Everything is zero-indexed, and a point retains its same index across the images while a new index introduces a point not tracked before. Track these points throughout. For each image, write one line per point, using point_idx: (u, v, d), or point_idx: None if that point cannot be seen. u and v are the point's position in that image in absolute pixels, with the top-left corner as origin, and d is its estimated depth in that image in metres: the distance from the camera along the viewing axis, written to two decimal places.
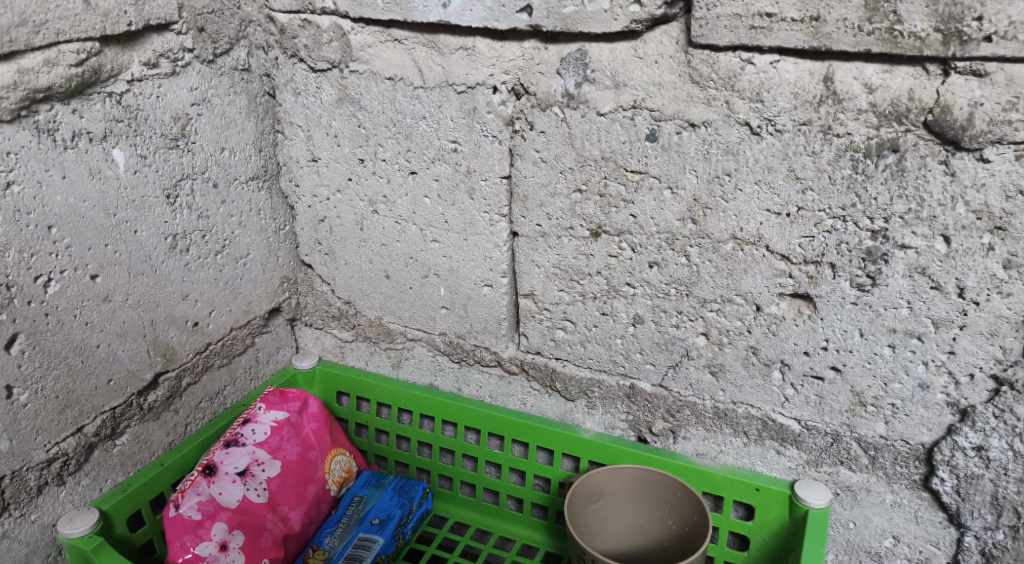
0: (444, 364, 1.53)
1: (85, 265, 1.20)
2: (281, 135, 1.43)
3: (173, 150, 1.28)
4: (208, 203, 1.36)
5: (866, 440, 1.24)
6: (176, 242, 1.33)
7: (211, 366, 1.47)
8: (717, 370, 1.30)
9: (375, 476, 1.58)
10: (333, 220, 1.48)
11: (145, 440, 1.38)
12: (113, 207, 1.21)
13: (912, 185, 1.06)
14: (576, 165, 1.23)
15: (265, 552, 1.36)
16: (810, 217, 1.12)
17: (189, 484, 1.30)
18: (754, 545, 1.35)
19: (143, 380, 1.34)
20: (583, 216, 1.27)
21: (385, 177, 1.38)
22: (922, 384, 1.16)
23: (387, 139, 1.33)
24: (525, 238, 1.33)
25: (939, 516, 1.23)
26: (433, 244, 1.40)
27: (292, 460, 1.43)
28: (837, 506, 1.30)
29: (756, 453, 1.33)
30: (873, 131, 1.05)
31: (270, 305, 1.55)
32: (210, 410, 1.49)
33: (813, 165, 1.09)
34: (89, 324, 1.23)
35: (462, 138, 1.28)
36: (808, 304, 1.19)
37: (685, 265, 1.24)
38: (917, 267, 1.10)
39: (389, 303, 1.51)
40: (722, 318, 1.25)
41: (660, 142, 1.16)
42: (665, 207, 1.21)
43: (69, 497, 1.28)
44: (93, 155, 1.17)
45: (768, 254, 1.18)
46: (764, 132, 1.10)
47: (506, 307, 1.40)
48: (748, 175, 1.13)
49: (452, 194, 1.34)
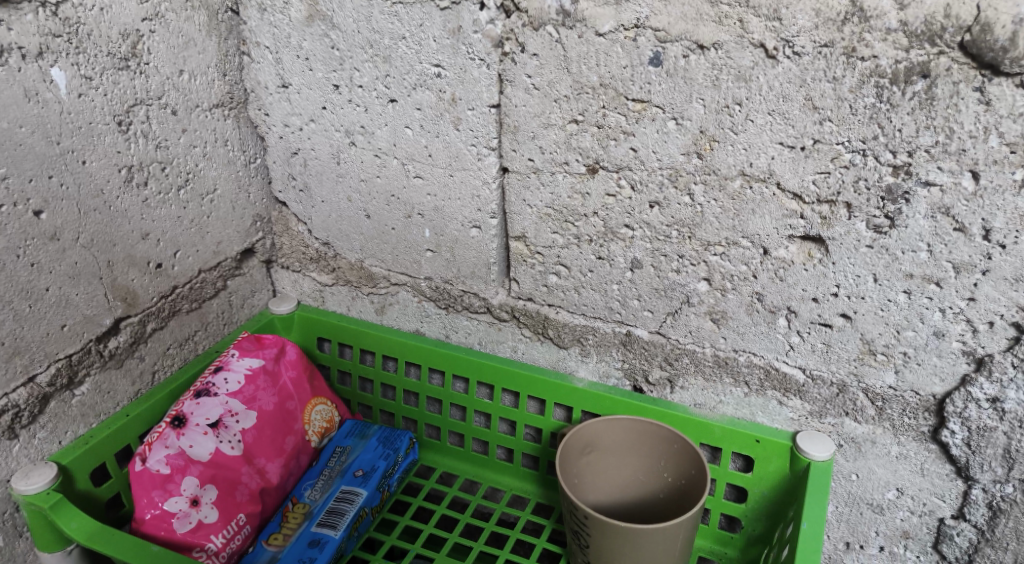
0: (431, 311, 1.44)
1: (27, 199, 1.10)
2: (248, 58, 1.32)
3: (123, 72, 1.17)
4: (166, 131, 1.25)
5: (874, 390, 1.17)
6: (133, 176, 1.23)
7: (180, 311, 1.37)
8: (718, 318, 1.22)
9: (359, 425, 1.49)
10: (307, 152, 1.37)
11: (107, 390, 1.28)
12: (55, 134, 1.11)
13: (941, 115, 0.97)
14: (572, 93, 1.13)
15: (240, 507, 1.27)
16: (827, 150, 1.04)
17: (156, 437, 1.23)
18: (752, 498, 1.29)
19: (103, 326, 1.25)
20: (579, 149, 1.17)
21: (363, 106, 1.27)
22: (937, 331, 1.09)
23: (363, 62, 1.22)
24: (515, 175, 1.23)
25: (947, 469, 1.16)
26: (416, 180, 1.30)
27: (268, 411, 1.34)
28: (840, 458, 1.24)
29: (757, 403, 1.26)
30: (903, 53, 0.95)
31: (242, 246, 1.45)
32: (179, 357, 1.39)
33: (833, 93, 1.00)
34: (36, 266, 1.13)
35: (446, 61, 1.17)
36: (820, 247, 1.11)
37: (688, 205, 1.15)
38: (941, 207, 1.02)
39: (370, 245, 1.42)
40: (726, 262, 1.17)
41: (664, 66, 1.07)
42: (669, 140, 1.11)
43: (25, 451, 1.19)
44: (28, 75, 1.07)
45: (779, 192, 1.09)
46: (781, 54, 1.01)
47: (496, 250, 1.31)
48: (760, 104, 1.04)
49: (435, 124, 1.23)
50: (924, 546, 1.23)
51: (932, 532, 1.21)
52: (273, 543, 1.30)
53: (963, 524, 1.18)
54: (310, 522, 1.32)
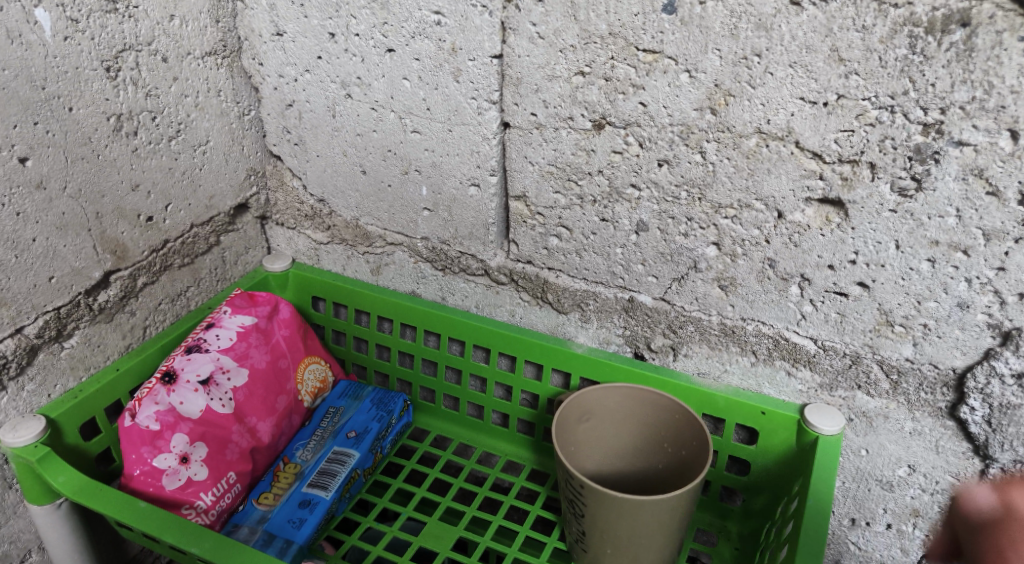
0: (427, 272, 1.39)
1: (11, 145, 1.05)
2: (241, 3, 1.26)
3: (111, 15, 1.11)
4: (157, 79, 1.20)
5: (889, 363, 1.11)
6: (122, 124, 1.17)
7: (171, 266, 1.33)
8: (727, 285, 1.16)
9: (353, 386, 1.45)
10: (302, 104, 1.31)
11: (97, 344, 1.24)
12: (40, 78, 1.06)
13: (981, 68, 0.91)
14: (579, 43, 1.07)
15: (231, 466, 1.24)
16: (853, 106, 0.98)
17: (146, 392, 1.19)
18: (754, 470, 1.24)
19: (92, 279, 1.20)
20: (585, 103, 1.11)
21: (359, 56, 1.21)
22: (961, 303, 1.03)
23: (361, 8, 1.16)
24: (517, 130, 1.17)
25: (963, 447, 1.11)
26: (413, 135, 1.24)
27: (261, 369, 1.30)
28: (850, 433, 1.19)
29: (764, 374, 1.21)
30: (940, 0, 0.89)
31: (236, 201, 1.40)
32: (171, 312, 1.35)
33: (862, 43, 0.94)
34: (22, 216, 1.09)
35: (446, 8, 1.11)
36: (838, 212, 1.05)
37: (700, 164, 1.09)
38: (974, 169, 0.95)
39: (366, 203, 1.36)
40: (738, 226, 1.11)
41: (679, 14, 1.00)
42: (681, 94, 1.05)
43: (11, 404, 1.16)
44: (10, 15, 1.01)
45: (797, 151, 1.03)
46: (805, 1, 0.95)
47: (496, 210, 1.26)
48: (781, 56, 0.98)
49: (435, 76, 1.17)
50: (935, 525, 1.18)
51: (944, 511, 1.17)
52: (263, 503, 1.26)
53: None
54: (301, 483, 1.29)
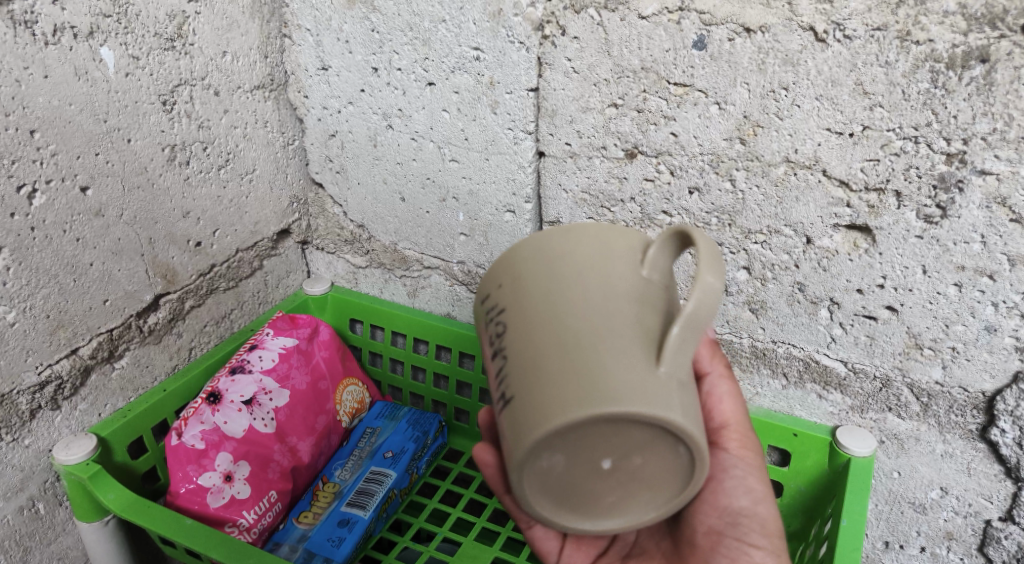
0: (462, 295, 1.43)
1: (74, 175, 1.11)
2: (289, 40, 1.32)
3: (168, 52, 1.18)
4: (209, 112, 1.26)
5: (919, 386, 1.13)
6: (175, 154, 1.23)
7: (216, 289, 1.38)
8: (758, 308, 1.19)
9: (389, 407, 1.49)
10: (344, 135, 1.37)
11: (146, 364, 1.29)
12: (103, 112, 1.12)
13: (1000, 102, 0.94)
14: (612, 77, 1.11)
15: (272, 484, 1.28)
16: (878, 137, 1.01)
17: (192, 412, 1.23)
18: (788, 492, 1.26)
19: (143, 301, 1.26)
20: (618, 134, 1.15)
21: (400, 89, 1.27)
22: (989, 326, 1.05)
23: (403, 45, 1.22)
24: (552, 159, 1.22)
25: (995, 469, 1.13)
26: (451, 163, 1.29)
27: (301, 390, 1.35)
28: (881, 455, 1.21)
29: (795, 396, 1.24)
30: (960, 38, 0.93)
31: (279, 227, 1.46)
32: (215, 334, 1.40)
33: (886, 78, 0.98)
34: (81, 241, 1.15)
35: (485, 44, 1.16)
36: (866, 237, 1.08)
37: (730, 192, 1.12)
38: (997, 197, 0.98)
39: (404, 228, 1.41)
40: (768, 251, 1.14)
41: (709, 50, 1.04)
42: (712, 125, 1.09)
43: (66, 422, 1.21)
44: (78, 54, 1.07)
45: (825, 179, 1.06)
46: (831, 38, 0.98)
47: (530, 235, 1.29)
48: (808, 89, 1.02)
49: (473, 108, 1.22)
50: (968, 548, 1.19)
51: (978, 534, 1.18)
52: (303, 521, 1.30)
53: (1011, 527, 1.14)
54: (340, 501, 1.32)
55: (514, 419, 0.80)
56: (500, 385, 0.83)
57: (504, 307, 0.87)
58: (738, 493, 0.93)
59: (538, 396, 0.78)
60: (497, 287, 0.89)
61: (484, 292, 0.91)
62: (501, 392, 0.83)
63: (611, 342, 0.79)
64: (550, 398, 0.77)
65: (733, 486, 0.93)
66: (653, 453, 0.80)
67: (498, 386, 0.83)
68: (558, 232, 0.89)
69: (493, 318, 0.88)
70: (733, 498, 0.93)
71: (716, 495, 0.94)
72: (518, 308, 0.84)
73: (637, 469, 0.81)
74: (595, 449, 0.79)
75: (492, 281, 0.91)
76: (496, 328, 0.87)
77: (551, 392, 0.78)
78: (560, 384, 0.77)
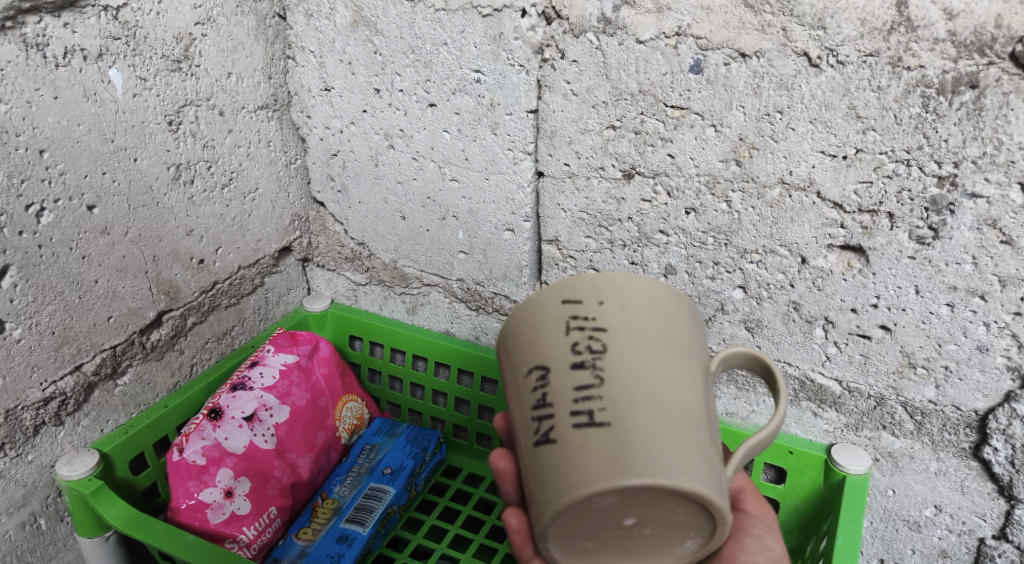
0: (462, 312, 1.44)
1: (81, 194, 1.13)
2: (292, 62, 1.34)
3: (175, 73, 1.20)
4: (213, 131, 1.28)
5: (913, 404, 1.15)
6: (180, 173, 1.25)
7: (218, 306, 1.39)
8: (754, 327, 1.21)
9: (388, 424, 1.50)
10: (346, 154, 1.39)
11: (148, 381, 1.30)
12: (110, 131, 1.14)
13: (990, 126, 0.96)
14: (610, 99, 1.14)
15: (272, 500, 1.29)
16: (870, 160, 1.03)
17: (194, 427, 1.24)
18: (783, 509, 1.27)
19: (146, 318, 1.27)
20: (616, 155, 1.17)
21: (402, 110, 1.29)
22: (980, 346, 1.07)
23: (405, 67, 1.24)
24: (550, 179, 1.24)
25: (988, 487, 1.14)
26: (452, 183, 1.31)
27: (302, 406, 1.36)
28: (876, 473, 1.22)
29: (790, 415, 1.25)
30: (951, 64, 0.95)
31: (280, 244, 1.47)
32: (216, 351, 1.41)
33: (878, 102, 1.00)
34: (87, 258, 1.16)
35: (486, 67, 1.18)
36: (860, 257, 1.10)
37: (726, 212, 1.14)
38: (987, 219, 1.00)
39: (404, 246, 1.43)
40: (764, 269, 1.16)
41: (705, 74, 1.07)
42: (708, 147, 1.11)
43: (68, 438, 1.21)
44: (88, 75, 1.10)
45: (819, 201, 1.08)
46: (824, 64, 1.01)
47: (528, 253, 1.31)
48: (802, 113, 1.04)
49: (473, 129, 1.24)
50: None
51: (972, 552, 1.19)
52: (302, 538, 1.31)
53: (1004, 545, 1.15)
54: (339, 517, 1.33)
55: (588, 453, 0.81)
56: (580, 406, 0.82)
57: (600, 327, 0.84)
58: (754, 550, 0.96)
59: (623, 445, 0.80)
60: (593, 300, 0.85)
61: (573, 294, 0.86)
62: (580, 414, 0.82)
63: (695, 429, 0.84)
64: (637, 456, 0.80)
65: (751, 543, 0.97)
66: (673, 531, 0.86)
67: (575, 406, 0.83)
68: (665, 290, 0.88)
69: (584, 330, 0.84)
70: (750, 554, 0.96)
71: (734, 552, 0.96)
72: (620, 339, 0.84)
73: (647, 534, 0.87)
74: (632, 511, 0.83)
75: (587, 288, 0.86)
76: (586, 344, 0.84)
77: (640, 451, 0.80)
78: (650, 447, 0.80)
